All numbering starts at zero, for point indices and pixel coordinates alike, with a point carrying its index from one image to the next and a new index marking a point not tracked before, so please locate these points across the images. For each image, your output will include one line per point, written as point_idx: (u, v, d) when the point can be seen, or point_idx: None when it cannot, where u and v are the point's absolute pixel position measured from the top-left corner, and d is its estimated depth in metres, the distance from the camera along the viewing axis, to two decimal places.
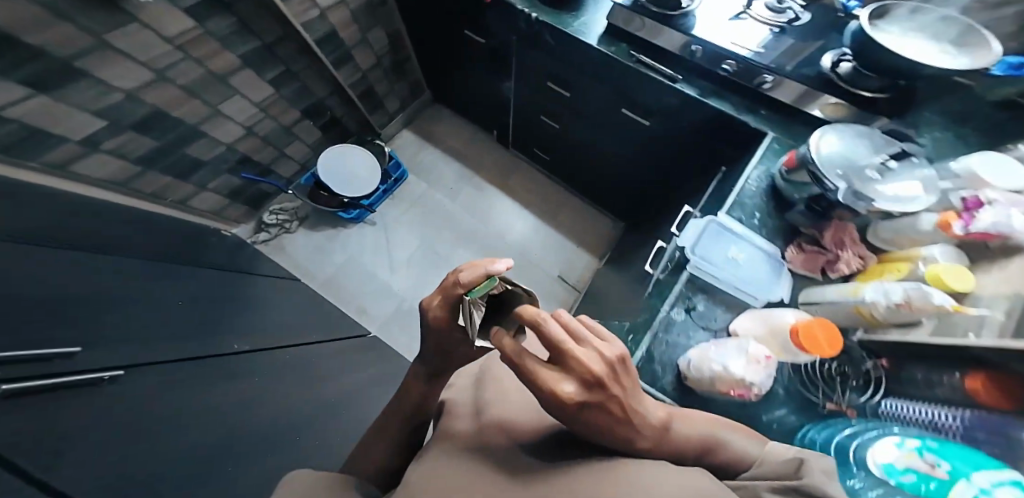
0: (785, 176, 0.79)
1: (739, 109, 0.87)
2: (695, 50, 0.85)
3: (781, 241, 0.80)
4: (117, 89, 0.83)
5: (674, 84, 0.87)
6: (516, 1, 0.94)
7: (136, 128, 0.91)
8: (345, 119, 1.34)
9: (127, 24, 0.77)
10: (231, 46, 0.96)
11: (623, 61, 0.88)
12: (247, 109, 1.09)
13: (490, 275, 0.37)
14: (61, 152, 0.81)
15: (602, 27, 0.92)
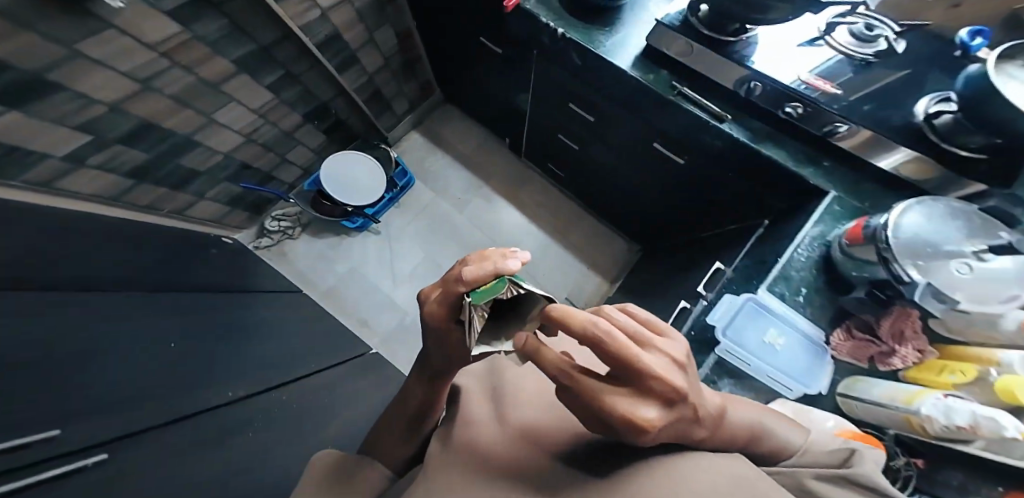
0: (845, 250, 0.67)
1: (796, 160, 0.73)
2: (754, 86, 0.72)
3: (827, 324, 0.69)
4: (101, 105, 0.75)
5: (720, 125, 0.74)
6: (541, 12, 0.81)
7: (124, 141, 0.84)
8: (350, 123, 1.24)
9: (103, 31, 0.66)
10: (224, 50, 0.86)
11: (662, 94, 0.76)
12: (245, 117, 1.02)
13: (500, 275, 0.27)
14: (46, 173, 0.76)
15: (641, 49, 0.79)
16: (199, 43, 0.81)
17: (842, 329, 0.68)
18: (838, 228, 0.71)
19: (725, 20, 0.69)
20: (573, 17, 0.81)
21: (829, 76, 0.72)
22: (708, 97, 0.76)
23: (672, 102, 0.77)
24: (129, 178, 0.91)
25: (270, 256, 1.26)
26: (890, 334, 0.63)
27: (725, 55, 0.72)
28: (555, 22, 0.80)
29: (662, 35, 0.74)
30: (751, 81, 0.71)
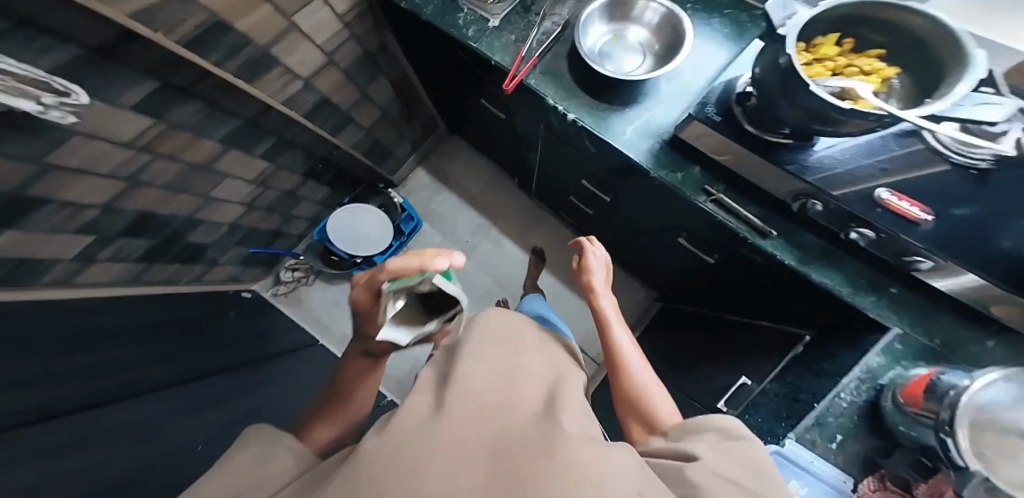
0: (897, 404, 0.55)
1: (854, 288, 0.61)
2: (815, 204, 0.58)
3: (859, 468, 0.58)
4: (93, 207, 0.72)
5: (763, 241, 0.62)
6: (548, 90, 0.69)
7: (126, 233, 0.83)
8: (352, 172, 1.19)
9: (69, 140, 0.58)
10: (208, 131, 0.79)
11: (692, 198, 0.64)
12: (244, 187, 0.98)
13: (423, 271, 0.34)
14: (59, 278, 0.76)
15: (669, 137, 0.66)
16: (179, 129, 0.74)
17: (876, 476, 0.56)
18: (892, 373, 0.59)
19: (778, 124, 0.55)
20: (587, 97, 0.68)
21: (914, 184, 0.51)
22: (745, 203, 0.64)
23: (705, 210, 0.64)
24: (140, 262, 0.91)
25: (286, 301, 1.33)
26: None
27: (777, 163, 0.58)
28: (565, 105, 0.68)
29: (695, 131, 0.61)
30: (807, 197, 0.57)
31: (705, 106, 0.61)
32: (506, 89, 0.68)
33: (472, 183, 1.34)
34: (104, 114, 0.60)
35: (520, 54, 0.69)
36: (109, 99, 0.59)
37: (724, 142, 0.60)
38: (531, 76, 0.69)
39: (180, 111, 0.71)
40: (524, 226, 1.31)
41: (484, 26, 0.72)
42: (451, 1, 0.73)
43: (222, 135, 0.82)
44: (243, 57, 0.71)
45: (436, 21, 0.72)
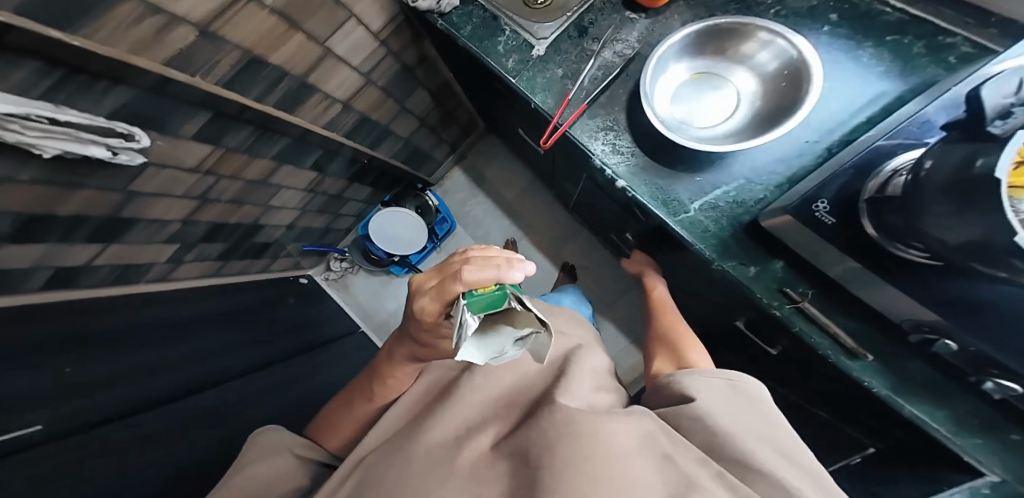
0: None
1: (960, 430, 0.44)
2: (947, 344, 0.41)
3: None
4: (172, 222, 0.77)
5: (856, 362, 0.49)
6: (595, 144, 0.58)
7: (204, 239, 0.90)
8: (391, 173, 1.20)
9: (142, 171, 0.60)
10: (261, 151, 0.77)
11: (764, 302, 0.52)
12: (297, 196, 1.01)
13: (501, 285, 0.26)
14: (156, 274, 0.86)
15: (744, 219, 0.55)
16: (237, 153, 0.73)
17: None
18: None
19: (910, 240, 0.39)
20: (645, 159, 0.58)
21: None
22: (833, 312, 0.51)
23: (779, 316, 0.52)
24: (219, 259, 1.01)
25: (336, 287, 1.47)
26: None
27: (885, 275, 0.43)
28: (615, 167, 0.58)
29: (781, 225, 0.49)
30: (937, 334, 0.41)
31: (817, 196, 0.47)
32: (544, 145, 0.59)
33: (509, 190, 1.36)
34: (165, 145, 0.58)
35: (567, 97, 0.57)
36: (167, 132, 0.57)
37: (820, 249, 0.47)
38: (576, 125, 0.59)
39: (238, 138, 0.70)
40: (557, 240, 1.31)
41: (529, 53, 0.61)
42: (493, 21, 0.61)
43: (276, 151, 0.80)
44: (281, 89, 0.66)
45: (472, 47, 0.61)
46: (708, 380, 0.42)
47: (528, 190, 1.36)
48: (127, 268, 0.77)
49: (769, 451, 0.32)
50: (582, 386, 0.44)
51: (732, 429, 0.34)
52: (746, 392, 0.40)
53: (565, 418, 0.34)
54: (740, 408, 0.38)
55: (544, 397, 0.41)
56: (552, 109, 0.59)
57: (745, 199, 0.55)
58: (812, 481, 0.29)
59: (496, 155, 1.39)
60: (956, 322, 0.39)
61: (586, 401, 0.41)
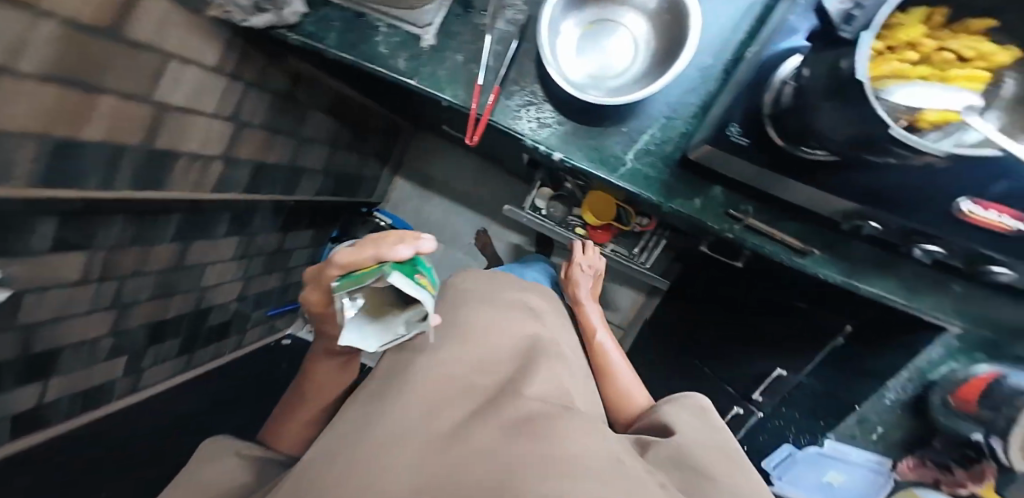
0: (947, 405, 0.63)
1: (912, 295, 0.53)
2: (869, 226, 0.46)
3: (898, 454, 0.75)
4: (100, 339, 0.69)
5: (804, 260, 0.53)
6: (524, 126, 0.55)
7: (151, 342, 0.83)
8: (325, 206, 1.13)
9: (20, 308, 0.50)
10: (156, 239, 0.67)
11: (717, 230, 0.53)
12: (228, 266, 0.94)
13: (381, 262, 0.26)
14: (123, 388, 0.82)
15: (676, 155, 0.55)
16: (130, 248, 0.63)
17: (913, 458, 0.74)
18: (940, 369, 0.64)
19: (814, 143, 0.39)
20: (572, 124, 0.56)
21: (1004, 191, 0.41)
22: (777, 219, 0.54)
23: (733, 237, 0.54)
24: (181, 354, 0.95)
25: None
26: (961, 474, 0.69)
27: (798, 177, 0.45)
28: (547, 142, 0.55)
29: (708, 155, 0.48)
30: (863, 218, 0.46)
31: (727, 120, 0.45)
32: (469, 143, 0.54)
33: (459, 182, 1.31)
34: (33, 270, 0.48)
35: (478, 87, 0.52)
36: (14, 256, 0.45)
37: (747, 169, 0.47)
38: (499, 112, 0.55)
39: (141, 230, 0.62)
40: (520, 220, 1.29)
41: (418, 48, 0.55)
42: (363, 21, 0.55)
43: (175, 232, 0.70)
44: (126, 169, 0.51)
45: (345, 55, 0.54)
46: (678, 411, 0.44)
47: (479, 178, 1.30)
48: (87, 395, 0.73)
49: (726, 464, 0.34)
50: (545, 368, 0.41)
51: (699, 452, 0.35)
52: (713, 423, 0.43)
53: (524, 411, 0.31)
54: (703, 431, 0.40)
55: (509, 379, 0.38)
56: (467, 101, 0.54)
57: (671, 138, 0.55)
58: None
59: (433, 151, 1.33)
60: (869, 205, 0.44)
61: (548, 384, 0.38)
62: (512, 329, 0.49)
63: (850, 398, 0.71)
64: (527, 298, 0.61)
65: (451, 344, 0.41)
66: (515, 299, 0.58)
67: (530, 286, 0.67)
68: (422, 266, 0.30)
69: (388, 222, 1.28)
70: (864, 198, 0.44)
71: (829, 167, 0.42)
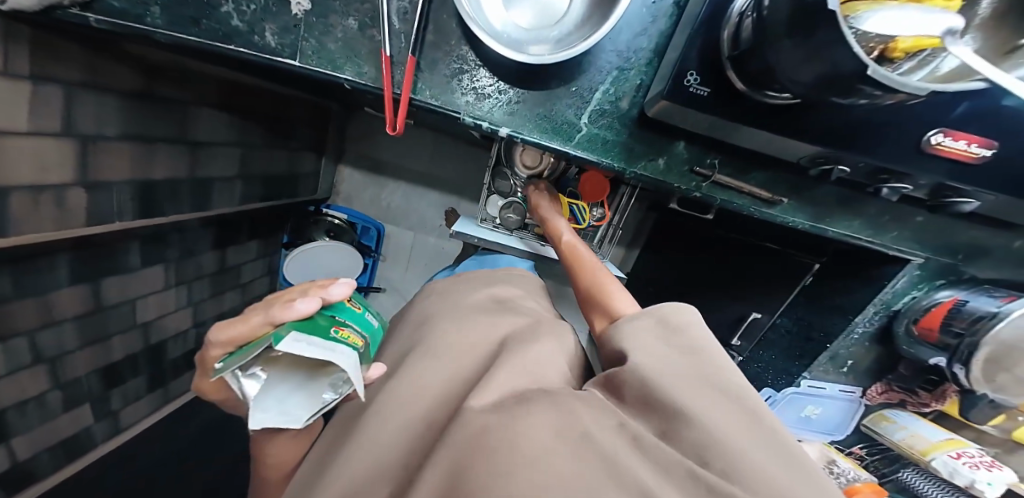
0: (912, 333, 0.65)
1: (875, 230, 0.54)
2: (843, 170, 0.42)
3: (868, 381, 0.81)
4: (44, 395, 0.67)
5: (772, 210, 0.52)
6: (461, 98, 0.48)
7: (109, 386, 0.80)
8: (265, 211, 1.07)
9: None
10: (47, 285, 0.60)
11: (681, 190, 0.50)
12: (168, 295, 0.86)
13: (275, 325, 0.28)
14: (105, 432, 0.83)
15: (634, 112, 0.49)
16: (18, 301, 0.57)
17: (882, 383, 0.79)
18: (904, 298, 0.66)
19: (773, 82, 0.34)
20: (516, 90, 0.48)
21: (986, 115, 0.37)
22: (747, 169, 0.50)
23: (700, 196, 0.51)
24: (153, 390, 0.93)
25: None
26: (929, 395, 0.75)
27: (763, 126, 0.40)
28: (490, 117, 0.49)
29: (666, 111, 0.42)
30: (831, 162, 0.42)
31: (684, 68, 0.39)
32: (391, 133, 0.45)
33: (416, 161, 1.20)
34: None
35: (384, 60, 0.44)
36: None
37: (707, 122, 0.42)
38: (419, 87, 0.47)
39: (20, 279, 0.56)
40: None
41: (289, 16, 0.44)
42: None
43: (70, 276, 0.63)
44: None
45: (192, 39, 0.42)
46: (637, 324, 0.39)
47: (437, 156, 1.19)
48: (64, 446, 0.75)
49: (700, 390, 0.27)
50: (513, 358, 0.37)
51: (658, 370, 0.30)
52: (683, 334, 0.35)
53: (476, 428, 0.28)
54: (669, 352, 0.33)
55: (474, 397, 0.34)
56: (375, 79, 0.46)
57: (625, 90, 0.48)
58: (730, 404, 0.26)
59: (378, 129, 1.20)
60: (836, 147, 0.40)
61: (523, 373, 0.35)
62: (476, 331, 0.44)
63: (822, 338, 0.72)
64: (498, 291, 0.56)
65: (418, 369, 0.38)
66: (479, 300, 0.53)
67: (499, 276, 0.61)
68: (343, 315, 0.32)
69: (344, 218, 1.18)
70: (826, 138, 0.39)
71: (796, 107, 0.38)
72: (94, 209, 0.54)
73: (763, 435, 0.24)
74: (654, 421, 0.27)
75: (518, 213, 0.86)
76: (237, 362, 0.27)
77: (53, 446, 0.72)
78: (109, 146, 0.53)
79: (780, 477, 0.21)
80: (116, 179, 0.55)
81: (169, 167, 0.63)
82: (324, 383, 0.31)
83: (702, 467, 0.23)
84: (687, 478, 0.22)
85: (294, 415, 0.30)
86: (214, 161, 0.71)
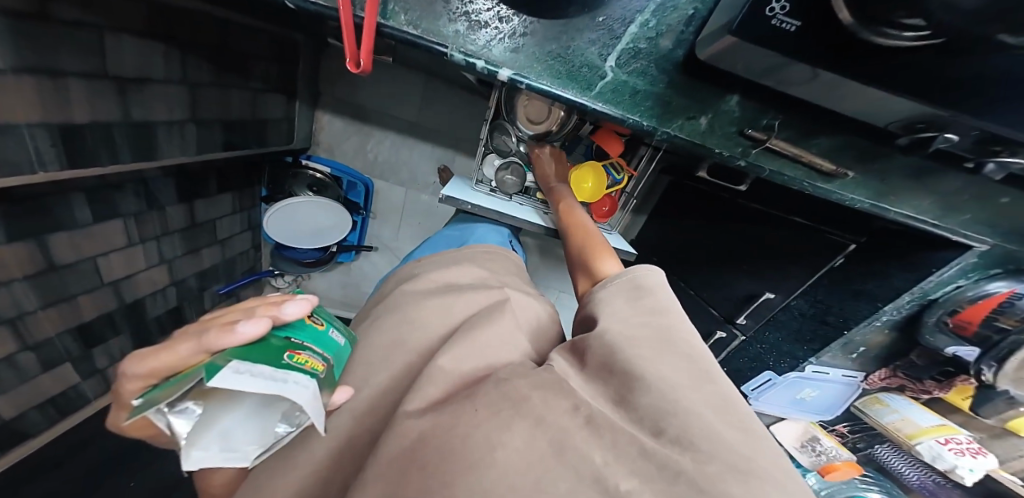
0: (943, 324, 0.59)
1: (943, 211, 0.45)
2: (945, 141, 0.34)
3: (872, 366, 0.79)
4: (14, 357, 0.62)
5: (830, 187, 0.43)
6: (451, 28, 0.37)
7: (90, 345, 0.75)
8: (234, 163, 0.96)
9: None
10: None
11: (724, 157, 0.41)
12: (136, 252, 0.78)
13: (207, 354, 0.20)
14: (96, 388, 0.81)
15: (678, 54, 0.38)
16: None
17: (886, 369, 0.77)
18: (946, 287, 0.58)
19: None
20: (523, 18, 0.37)
21: None
22: (805, 134, 0.41)
23: (745, 165, 0.42)
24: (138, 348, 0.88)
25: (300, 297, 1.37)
26: (933, 383, 0.72)
27: (841, 71, 0.30)
28: (487, 54, 0.38)
29: (727, 52, 0.33)
30: (934, 129, 0.33)
31: None
32: (355, 72, 0.34)
33: (405, 109, 1.06)
34: None
35: None
36: None
37: (782, 66, 0.32)
38: (389, 9, 0.35)
39: None
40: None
41: None
42: None
43: (5, 234, 0.54)
44: None
45: None
46: (612, 290, 0.35)
47: (428, 103, 1.05)
48: (53, 403, 0.73)
49: (658, 354, 0.25)
50: (464, 345, 0.32)
51: (626, 339, 0.27)
52: (652, 303, 0.31)
53: (414, 434, 0.23)
54: (634, 318, 0.30)
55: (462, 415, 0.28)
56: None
57: (667, 24, 0.37)
58: (689, 375, 0.24)
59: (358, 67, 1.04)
60: (948, 105, 0.30)
61: (471, 363, 0.30)
62: (427, 318, 0.38)
63: (839, 323, 0.65)
64: (455, 275, 0.48)
65: (382, 375, 0.33)
66: (431, 286, 0.46)
67: (463, 256, 0.54)
68: (301, 337, 0.24)
69: (326, 172, 1.06)
70: (927, 93, 0.30)
71: (912, 53, 0.27)
72: (10, 160, 0.43)
73: (722, 409, 0.22)
74: (614, 389, 0.24)
75: (517, 175, 0.77)
76: (163, 399, 0.20)
77: (40, 404, 0.70)
78: (6, 82, 0.40)
79: (731, 446, 0.19)
80: (30, 121, 0.43)
81: (93, 107, 0.50)
82: (276, 413, 0.25)
83: (655, 436, 0.20)
84: (637, 451, 0.20)
85: (242, 450, 0.24)
86: (154, 102, 0.59)
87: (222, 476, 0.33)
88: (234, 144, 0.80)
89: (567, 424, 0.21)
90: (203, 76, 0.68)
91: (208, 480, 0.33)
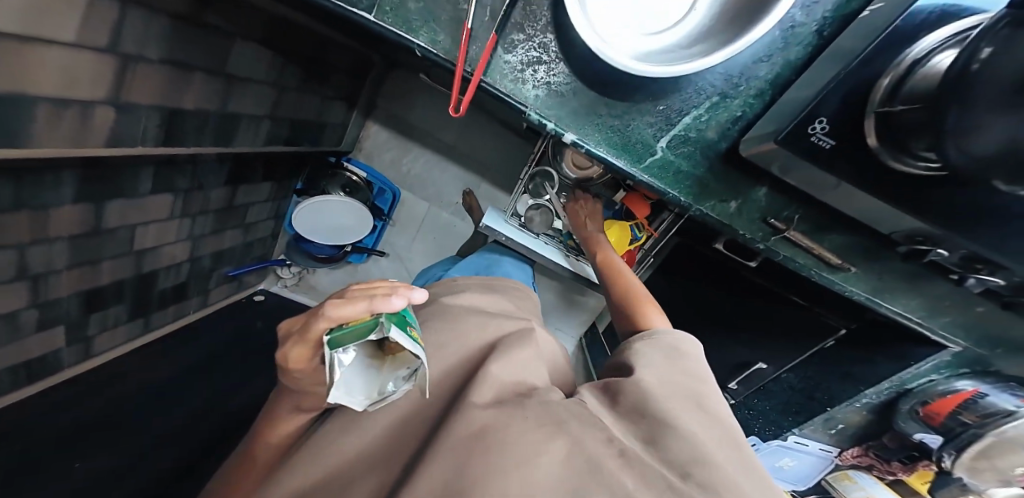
0: (916, 413, 0.65)
1: (928, 313, 0.52)
2: (937, 254, 0.41)
3: (847, 443, 0.83)
4: (21, 313, 0.61)
5: (836, 277, 0.49)
6: (534, 91, 0.43)
7: (89, 310, 0.74)
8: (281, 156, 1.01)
9: None
10: (45, 201, 0.54)
11: (747, 238, 0.48)
12: (169, 225, 0.81)
13: (376, 314, 0.21)
14: (73, 356, 0.77)
15: (722, 145, 0.45)
16: (12, 213, 0.51)
17: (859, 447, 0.81)
18: (920, 379, 0.64)
19: (929, 146, 0.30)
20: (595, 94, 0.43)
21: None
22: (816, 230, 0.48)
23: (763, 248, 0.49)
24: (135, 318, 0.88)
25: (299, 290, 1.37)
26: (899, 465, 0.77)
27: (854, 181, 0.37)
28: (557, 117, 0.44)
29: (768, 153, 0.40)
30: (930, 243, 0.40)
31: (815, 113, 0.36)
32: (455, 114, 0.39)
33: (447, 132, 1.13)
34: None
35: (465, 32, 0.38)
36: None
37: (811, 173, 0.39)
38: (492, 69, 0.42)
39: (22, 190, 0.50)
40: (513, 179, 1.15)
41: None
42: None
43: (73, 194, 0.57)
44: None
45: None
46: (651, 344, 0.40)
47: (469, 131, 1.13)
48: (29, 366, 0.68)
49: (693, 413, 0.30)
50: (515, 361, 0.36)
51: (662, 392, 0.32)
52: (692, 370, 0.36)
53: (476, 425, 0.26)
54: (674, 376, 0.34)
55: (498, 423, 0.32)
56: (449, 52, 0.40)
57: (718, 120, 0.44)
58: (719, 439, 0.28)
59: (414, 89, 1.12)
60: (946, 226, 0.37)
61: (516, 378, 0.34)
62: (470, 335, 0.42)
63: (824, 400, 0.73)
64: (489, 302, 0.52)
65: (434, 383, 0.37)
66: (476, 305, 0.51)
67: (495, 285, 0.59)
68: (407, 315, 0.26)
69: (362, 177, 1.12)
70: (927, 209, 0.36)
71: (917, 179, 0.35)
72: (116, 133, 0.46)
73: (742, 469, 0.26)
74: (645, 430, 0.28)
75: (547, 216, 0.84)
76: (336, 343, 0.21)
77: (18, 365, 0.66)
78: (145, 69, 0.45)
79: None
80: (146, 104, 0.48)
81: (199, 97, 0.55)
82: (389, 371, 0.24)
83: (682, 478, 0.24)
84: (666, 485, 0.23)
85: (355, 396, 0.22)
86: (247, 98, 0.64)
87: (262, 456, 0.36)
88: (293, 142, 0.85)
89: (602, 452, 0.25)
90: (290, 81, 0.74)
91: (252, 458, 0.36)
